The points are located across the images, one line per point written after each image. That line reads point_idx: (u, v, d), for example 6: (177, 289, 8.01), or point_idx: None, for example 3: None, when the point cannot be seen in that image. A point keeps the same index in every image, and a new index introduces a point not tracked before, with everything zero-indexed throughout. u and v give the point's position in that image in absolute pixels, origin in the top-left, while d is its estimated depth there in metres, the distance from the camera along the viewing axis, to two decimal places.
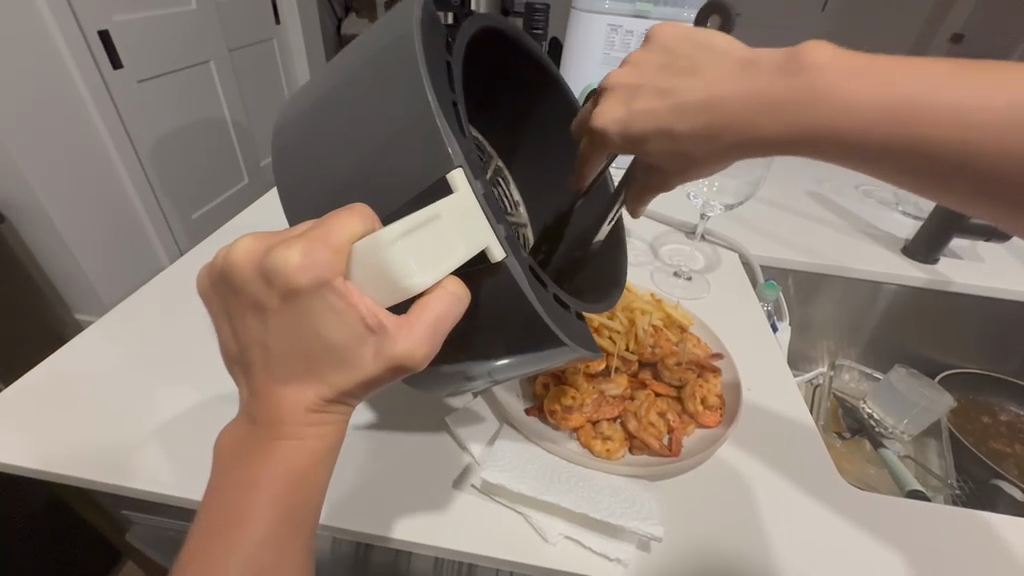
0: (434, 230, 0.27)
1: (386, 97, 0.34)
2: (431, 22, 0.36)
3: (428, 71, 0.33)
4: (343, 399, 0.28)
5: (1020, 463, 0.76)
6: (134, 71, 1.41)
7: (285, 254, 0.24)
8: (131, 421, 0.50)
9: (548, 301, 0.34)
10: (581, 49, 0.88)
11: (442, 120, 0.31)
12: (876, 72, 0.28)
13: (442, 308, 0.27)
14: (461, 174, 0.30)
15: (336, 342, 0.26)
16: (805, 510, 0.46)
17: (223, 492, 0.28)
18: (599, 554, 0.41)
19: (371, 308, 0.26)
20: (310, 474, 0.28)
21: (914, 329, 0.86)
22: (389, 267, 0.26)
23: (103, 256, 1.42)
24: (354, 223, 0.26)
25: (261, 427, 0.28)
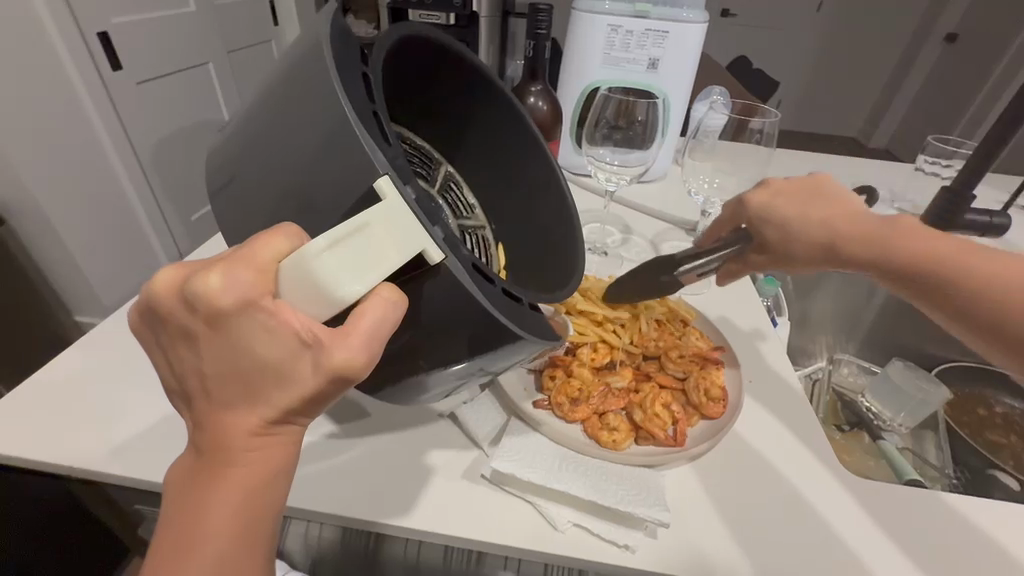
0: (363, 240, 0.27)
1: (306, 110, 0.33)
2: (342, 34, 0.35)
3: (339, 79, 0.32)
4: (288, 416, 0.28)
5: (1014, 453, 0.78)
6: (133, 73, 1.41)
7: (204, 280, 0.25)
8: (147, 421, 0.51)
9: (497, 296, 0.34)
10: (580, 50, 0.89)
11: (361, 130, 0.31)
12: (929, 245, 0.40)
13: (380, 314, 0.28)
14: (387, 181, 0.30)
15: (268, 358, 0.26)
16: (815, 497, 0.47)
17: (177, 521, 0.28)
18: (608, 541, 0.42)
19: (302, 323, 0.26)
20: (260, 495, 0.29)
21: (908, 325, 0.88)
22: (318, 279, 0.26)
23: (103, 258, 1.42)
24: (279, 243, 0.27)
25: (208, 453, 0.28)
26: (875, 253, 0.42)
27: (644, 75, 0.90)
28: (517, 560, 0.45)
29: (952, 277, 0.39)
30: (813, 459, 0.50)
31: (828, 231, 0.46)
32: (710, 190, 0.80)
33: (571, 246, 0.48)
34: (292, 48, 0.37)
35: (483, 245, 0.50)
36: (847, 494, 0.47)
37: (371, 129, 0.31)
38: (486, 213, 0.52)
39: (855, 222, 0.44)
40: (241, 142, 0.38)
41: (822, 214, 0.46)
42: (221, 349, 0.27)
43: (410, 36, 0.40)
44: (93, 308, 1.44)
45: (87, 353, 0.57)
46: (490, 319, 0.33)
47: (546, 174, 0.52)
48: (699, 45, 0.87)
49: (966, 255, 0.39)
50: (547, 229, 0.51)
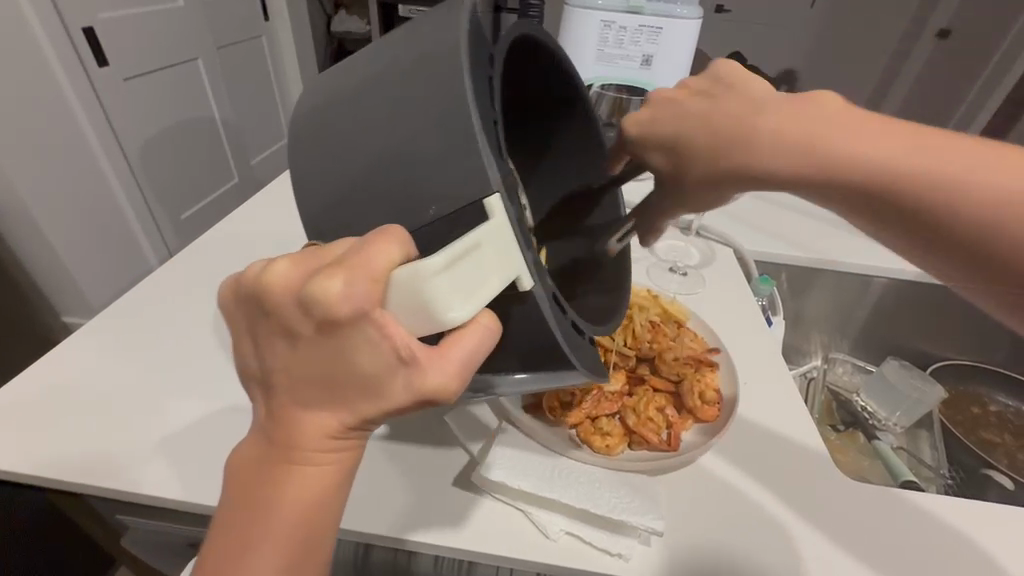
0: (473, 260, 0.26)
1: (414, 110, 0.31)
2: (475, 32, 0.33)
3: (472, 87, 0.30)
4: (366, 428, 0.27)
5: (1008, 452, 0.77)
6: (120, 69, 1.38)
7: (326, 285, 0.23)
8: (137, 428, 0.50)
9: (569, 330, 0.33)
10: (574, 46, 0.88)
11: (484, 141, 0.29)
12: (904, 138, 0.31)
13: (475, 340, 0.27)
14: (497, 199, 0.29)
15: (368, 373, 0.25)
16: (811, 504, 0.46)
17: (237, 514, 0.27)
18: (600, 549, 0.41)
19: (407, 340, 0.25)
20: (326, 500, 0.28)
21: (904, 323, 0.87)
22: (428, 301, 0.24)
23: (90, 258, 1.40)
24: (393, 249, 0.25)
25: (281, 450, 0.27)
26: (831, 163, 0.31)
27: (639, 72, 0.88)
28: (506, 568, 0.44)
29: (927, 187, 0.29)
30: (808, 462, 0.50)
31: (769, 125, 0.33)
32: None
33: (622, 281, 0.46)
34: (405, 36, 0.35)
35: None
36: (844, 497, 0.47)
37: (492, 143, 0.30)
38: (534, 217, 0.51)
39: (802, 116, 0.33)
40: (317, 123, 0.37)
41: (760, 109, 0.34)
42: (325, 358, 0.25)
43: (528, 35, 0.37)
44: (80, 308, 1.42)
45: (71, 357, 0.56)
46: (548, 343, 0.32)
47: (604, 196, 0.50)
48: (695, 41, 0.86)
49: (925, 157, 0.30)
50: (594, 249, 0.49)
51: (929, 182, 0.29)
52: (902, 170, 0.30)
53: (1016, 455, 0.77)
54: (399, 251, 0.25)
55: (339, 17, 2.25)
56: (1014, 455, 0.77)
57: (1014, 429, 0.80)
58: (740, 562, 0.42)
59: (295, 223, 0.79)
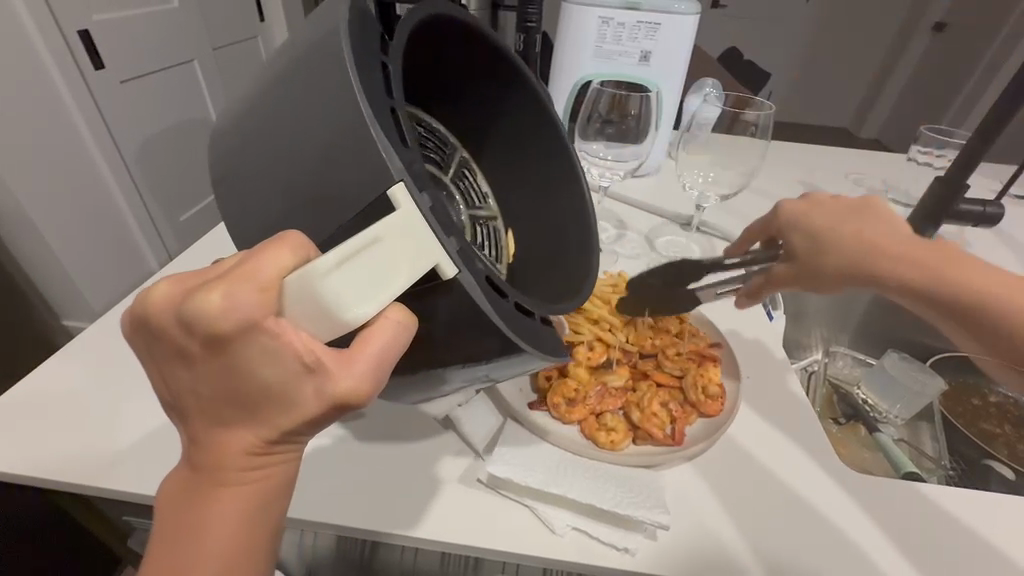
0: (372, 257, 0.25)
1: (315, 98, 0.31)
2: (362, 17, 0.33)
3: (358, 70, 0.30)
4: (288, 439, 0.28)
5: (1009, 444, 0.78)
6: (116, 71, 1.38)
7: (206, 300, 0.24)
8: (135, 433, 0.49)
9: (509, 313, 0.32)
10: (571, 42, 0.88)
11: (376, 130, 0.29)
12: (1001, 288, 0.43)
13: (385, 338, 0.27)
14: (400, 188, 0.28)
15: (270, 383, 0.25)
16: (816, 498, 0.46)
17: (174, 532, 0.28)
18: (607, 543, 0.41)
19: (308, 345, 0.25)
20: (260, 510, 0.28)
21: (903, 316, 0.87)
22: (325, 301, 0.24)
23: (88, 261, 1.40)
24: (283, 256, 0.25)
25: (206, 465, 0.28)
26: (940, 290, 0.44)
27: (637, 68, 0.88)
28: (513, 564, 0.45)
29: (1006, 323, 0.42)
30: (807, 456, 0.50)
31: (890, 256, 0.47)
32: (705, 184, 0.78)
33: (589, 257, 0.46)
34: (304, 30, 0.35)
35: (491, 239, 0.48)
36: (848, 490, 0.47)
37: (387, 129, 0.30)
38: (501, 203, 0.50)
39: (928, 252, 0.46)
40: (249, 119, 0.36)
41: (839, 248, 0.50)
42: (221, 372, 0.26)
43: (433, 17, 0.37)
44: (81, 312, 1.42)
45: (76, 360, 0.56)
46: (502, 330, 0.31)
47: (567, 171, 0.50)
48: (693, 36, 0.86)
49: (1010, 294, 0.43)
50: (557, 226, 0.49)
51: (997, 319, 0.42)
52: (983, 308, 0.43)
53: (1016, 446, 0.78)
54: (281, 260, 0.24)
55: None
56: (1015, 446, 0.78)
57: (1013, 420, 0.81)
58: (746, 557, 0.42)
59: None
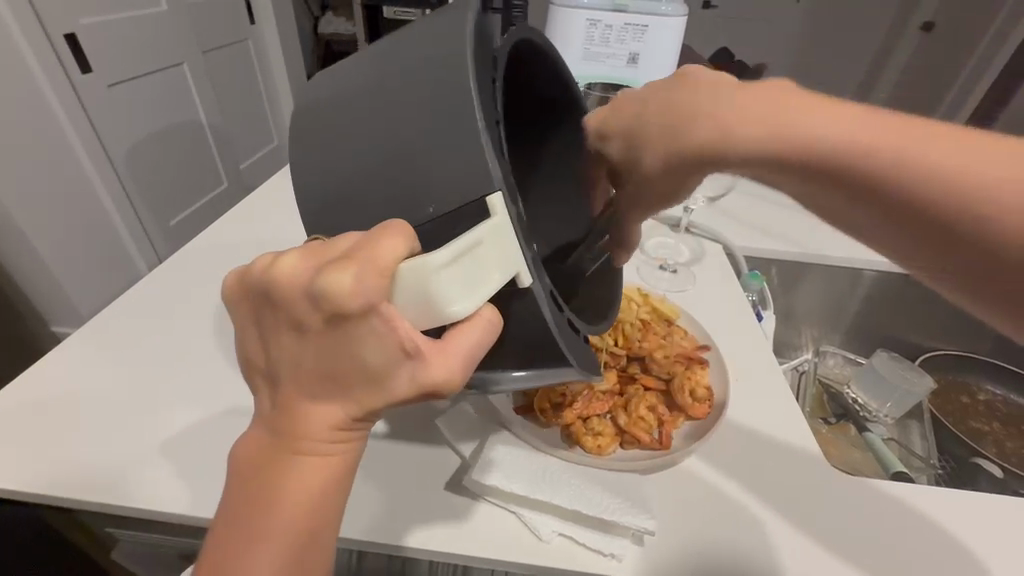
0: (476, 258, 0.27)
1: (410, 109, 0.31)
2: (481, 29, 0.32)
3: (477, 83, 0.30)
4: (372, 422, 0.27)
5: (997, 440, 0.79)
6: (103, 75, 1.36)
7: (335, 279, 0.23)
8: (117, 443, 0.48)
9: (565, 328, 0.33)
10: (560, 44, 0.88)
11: (488, 143, 0.29)
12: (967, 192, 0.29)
13: (476, 335, 0.27)
14: (500, 198, 0.28)
15: (371, 366, 0.25)
16: (794, 503, 0.46)
17: (246, 506, 0.27)
18: (592, 549, 0.41)
19: (415, 333, 0.25)
20: (329, 494, 0.27)
21: (893, 315, 0.88)
22: (434, 294, 0.25)
23: (77, 267, 1.39)
24: (403, 243, 0.25)
25: (290, 442, 0.27)
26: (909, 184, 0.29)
27: (625, 70, 0.88)
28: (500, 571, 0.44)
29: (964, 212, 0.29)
30: (799, 460, 0.50)
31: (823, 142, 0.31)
32: None
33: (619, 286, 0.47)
34: (416, 30, 0.33)
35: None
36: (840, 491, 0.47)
37: (492, 142, 0.30)
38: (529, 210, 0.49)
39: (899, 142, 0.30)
40: None
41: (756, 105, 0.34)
42: (330, 349, 0.25)
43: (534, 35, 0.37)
44: (69, 317, 1.40)
45: (60, 369, 0.54)
46: (539, 339, 0.31)
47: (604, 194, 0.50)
48: (680, 39, 0.86)
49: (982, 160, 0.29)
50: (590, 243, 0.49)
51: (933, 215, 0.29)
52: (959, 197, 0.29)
53: (1004, 443, 0.79)
54: (407, 246, 0.25)
55: (326, 19, 2.26)
56: (1002, 442, 0.79)
57: (1001, 417, 0.82)
58: (738, 561, 0.42)
59: (288, 227, 0.78)
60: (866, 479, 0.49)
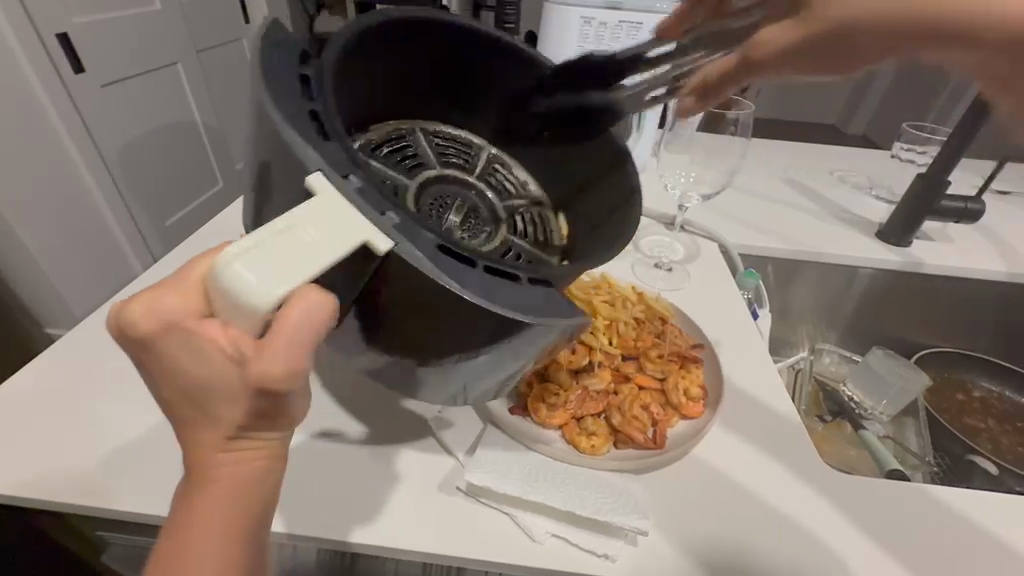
0: (287, 238, 0.24)
1: (256, 124, 0.34)
2: (280, 39, 0.37)
3: (270, 81, 0.33)
4: (250, 427, 0.27)
5: (992, 437, 0.79)
6: (97, 74, 1.36)
7: (132, 311, 0.25)
8: (106, 446, 0.48)
9: (477, 280, 0.30)
10: (555, 42, 0.87)
11: (280, 118, 0.31)
12: None
13: (303, 318, 0.24)
14: (317, 177, 0.28)
15: (203, 377, 0.25)
16: (788, 501, 0.46)
17: (166, 529, 0.27)
18: (585, 549, 0.41)
19: (228, 332, 0.24)
20: (242, 505, 0.27)
21: (890, 312, 0.88)
22: (232, 290, 0.23)
23: (72, 268, 1.38)
24: (202, 261, 0.26)
25: (187, 458, 0.27)
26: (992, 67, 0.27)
27: None
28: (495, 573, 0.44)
29: None
30: (793, 461, 0.49)
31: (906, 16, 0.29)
32: (687, 184, 0.76)
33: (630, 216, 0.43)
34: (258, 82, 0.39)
35: (539, 221, 0.51)
36: (836, 491, 0.47)
37: (300, 125, 0.31)
38: (540, 188, 0.53)
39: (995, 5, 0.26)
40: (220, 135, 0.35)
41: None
42: (165, 373, 0.26)
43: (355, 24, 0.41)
44: (64, 319, 1.40)
45: (50, 369, 0.54)
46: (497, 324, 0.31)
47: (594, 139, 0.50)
48: None
49: None
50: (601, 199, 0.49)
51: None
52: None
53: (999, 439, 0.79)
54: (206, 261, 0.25)
55: None
56: (997, 439, 0.79)
57: (997, 414, 0.82)
58: (737, 562, 0.42)
59: None
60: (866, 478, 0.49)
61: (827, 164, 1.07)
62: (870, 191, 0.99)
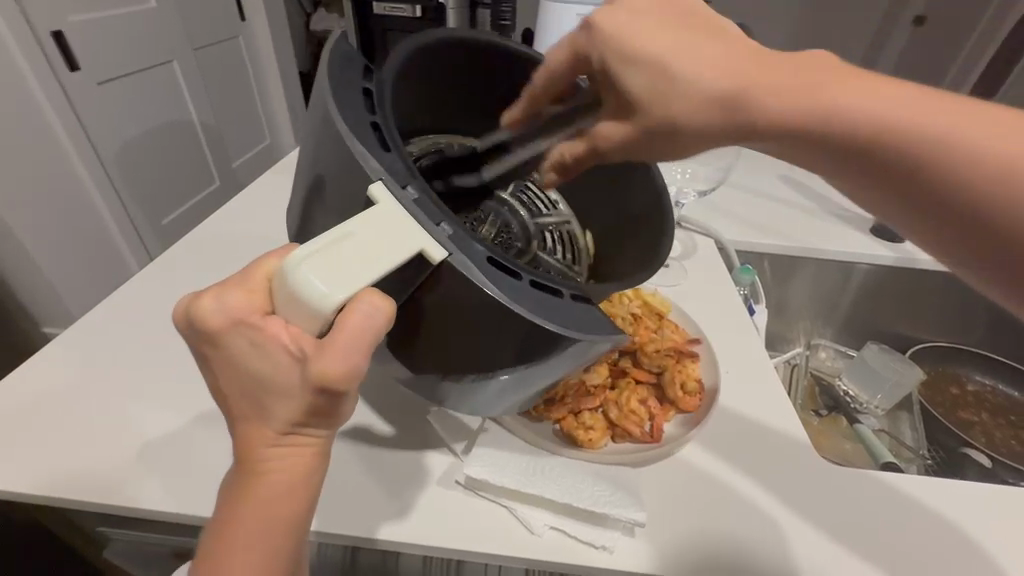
0: (351, 243, 0.26)
1: (318, 139, 0.36)
2: (343, 55, 0.38)
3: (337, 100, 0.34)
4: (301, 427, 0.27)
5: (985, 431, 0.80)
6: (93, 73, 1.35)
7: (201, 307, 0.26)
8: (108, 443, 0.48)
9: (525, 294, 0.31)
10: (552, 40, 0.88)
11: (353, 142, 0.32)
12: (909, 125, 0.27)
13: (363, 322, 0.25)
14: (378, 187, 0.30)
15: (263, 374, 0.26)
16: (782, 493, 0.47)
17: (218, 522, 0.28)
18: (583, 542, 0.41)
19: (291, 330, 0.25)
20: (288, 505, 0.27)
21: (885, 307, 0.88)
22: (299, 289, 0.24)
23: (70, 268, 1.38)
24: (269, 263, 0.27)
25: (236, 455, 0.28)
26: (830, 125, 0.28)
27: None
28: (495, 566, 0.44)
29: (911, 142, 0.27)
30: (788, 453, 0.50)
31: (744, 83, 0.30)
32: (683, 180, 0.77)
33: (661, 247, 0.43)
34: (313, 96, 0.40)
35: (567, 240, 0.53)
36: (828, 484, 0.48)
37: (365, 139, 0.33)
38: (568, 206, 0.55)
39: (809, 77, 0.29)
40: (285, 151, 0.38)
41: (734, 61, 0.31)
42: (226, 368, 0.27)
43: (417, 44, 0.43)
44: (61, 318, 1.40)
45: (51, 368, 0.54)
46: (532, 338, 0.31)
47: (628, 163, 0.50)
48: None
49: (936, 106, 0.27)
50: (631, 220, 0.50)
51: (901, 134, 0.27)
52: (912, 144, 0.27)
53: (993, 433, 0.80)
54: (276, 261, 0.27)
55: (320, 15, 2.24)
56: (991, 433, 0.80)
57: (990, 407, 0.83)
58: (734, 554, 0.42)
59: (278, 221, 0.77)
60: (859, 470, 0.50)
61: None
62: None
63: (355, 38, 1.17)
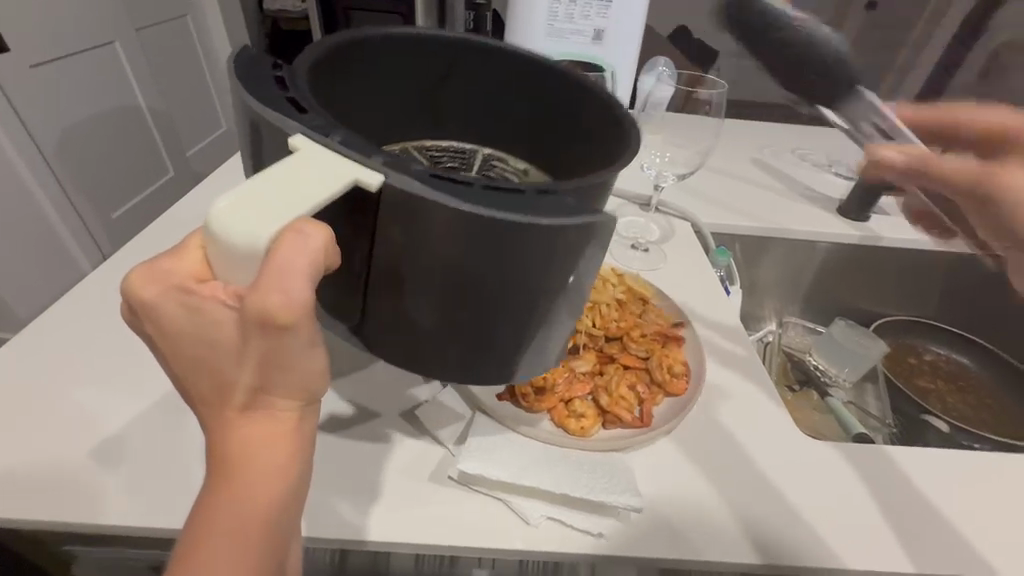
0: (275, 186, 0.25)
1: (242, 126, 0.34)
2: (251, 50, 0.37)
3: (246, 84, 0.33)
4: (264, 386, 0.25)
5: (940, 397, 0.85)
6: (24, 54, 1.24)
7: (135, 286, 0.25)
8: (65, 458, 0.44)
9: (487, 197, 0.28)
10: (524, 20, 0.85)
11: (267, 111, 0.30)
12: None
13: (294, 251, 0.23)
14: (299, 136, 0.28)
15: (206, 335, 0.24)
16: (770, 469, 0.48)
17: (194, 517, 0.25)
18: (580, 530, 0.41)
19: (227, 287, 0.24)
20: (268, 475, 0.25)
21: (846, 285, 0.92)
22: (223, 235, 0.23)
23: (10, 268, 1.27)
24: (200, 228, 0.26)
25: (207, 436, 0.26)
26: None
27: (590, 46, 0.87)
28: (489, 560, 0.44)
29: None
30: (770, 430, 0.52)
31: None
32: (662, 164, 0.77)
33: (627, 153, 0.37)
34: None
35: None
36: (808, 455, 0.50)
37: (280, 107, 0.31)
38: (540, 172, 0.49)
39: None
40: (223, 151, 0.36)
41: None
42: (171, 343, 0.25)
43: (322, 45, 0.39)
44: (7, 322, 1.30)
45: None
46: (509, 246, 0.28)
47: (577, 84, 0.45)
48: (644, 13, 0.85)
49: None
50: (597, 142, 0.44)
51: None
52: None
53: (946, 398, 0.85)
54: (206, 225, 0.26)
55: None
56: (945, 399, 0.85)
57: (944, 374, 0.88)
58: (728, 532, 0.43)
59: None
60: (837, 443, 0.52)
61: (789, 142, 1.10)
62: (829, 168, 1.02)
63: (315, 18, 1.11)
